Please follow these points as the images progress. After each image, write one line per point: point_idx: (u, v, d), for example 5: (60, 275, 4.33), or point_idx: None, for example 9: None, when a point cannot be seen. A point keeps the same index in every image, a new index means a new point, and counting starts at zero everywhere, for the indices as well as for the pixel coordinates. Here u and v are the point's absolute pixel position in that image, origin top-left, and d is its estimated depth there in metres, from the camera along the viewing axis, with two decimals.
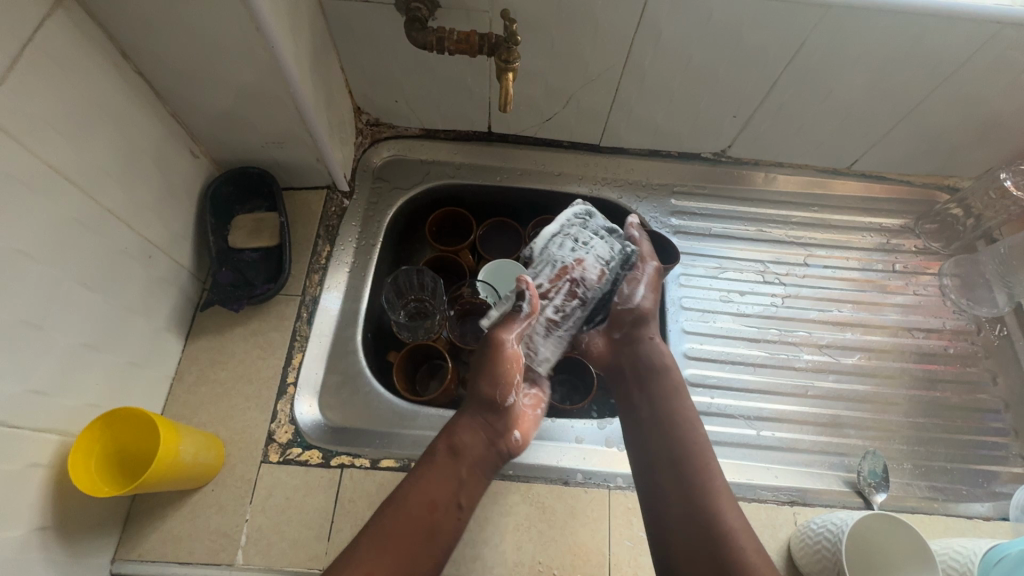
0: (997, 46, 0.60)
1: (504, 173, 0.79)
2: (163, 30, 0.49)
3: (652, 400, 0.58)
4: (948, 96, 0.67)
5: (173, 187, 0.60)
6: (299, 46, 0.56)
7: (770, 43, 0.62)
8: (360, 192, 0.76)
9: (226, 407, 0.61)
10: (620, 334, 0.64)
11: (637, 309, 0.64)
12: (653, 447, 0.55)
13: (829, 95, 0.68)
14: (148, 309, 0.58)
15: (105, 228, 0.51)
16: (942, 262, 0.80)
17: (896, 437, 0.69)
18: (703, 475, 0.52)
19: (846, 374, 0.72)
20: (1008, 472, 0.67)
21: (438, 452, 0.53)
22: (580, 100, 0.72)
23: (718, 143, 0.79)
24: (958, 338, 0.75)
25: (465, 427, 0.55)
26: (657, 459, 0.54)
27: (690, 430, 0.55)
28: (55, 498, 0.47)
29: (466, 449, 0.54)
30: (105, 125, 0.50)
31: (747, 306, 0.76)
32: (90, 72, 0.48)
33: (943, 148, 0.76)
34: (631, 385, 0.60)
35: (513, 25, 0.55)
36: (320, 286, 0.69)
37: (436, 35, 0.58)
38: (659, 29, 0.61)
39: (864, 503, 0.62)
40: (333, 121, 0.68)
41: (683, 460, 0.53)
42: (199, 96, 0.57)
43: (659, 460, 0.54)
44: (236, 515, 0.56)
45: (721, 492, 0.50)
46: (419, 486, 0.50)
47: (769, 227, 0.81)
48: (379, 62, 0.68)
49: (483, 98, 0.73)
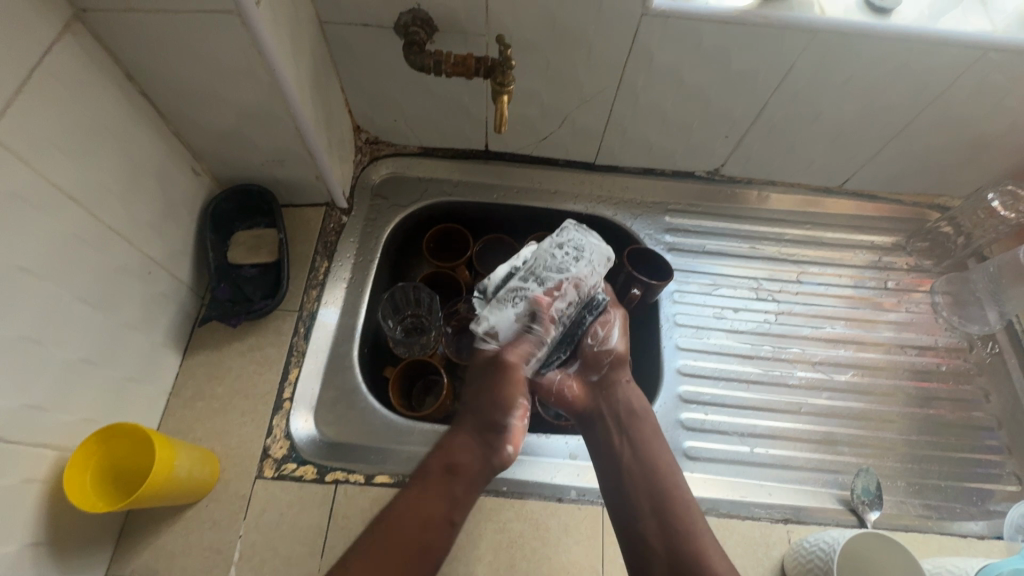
0: (982, 69, 0.61)
1: (500, 190, 0.80)
2: (168, 53, 0.51)
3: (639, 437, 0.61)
4: (935, 117, 0.68)
5: (174, 203, 0.61)
6: (299, 68, 0.58)
7: (760, 65, 0.63)
8: (358, 208, 0.77)
9: (223, 422, 0.61)
10: (598, 376, 0.66)
11: (614, 352, 0.65)
12: (635, 491, 0.57)
13: (819, 116, 0.70)
14: (147, 324, 0.59)
15: (107, 245, 0.52)
16: (934, 280, 0.81)
17: (891, 454, 0.69)
18: (682, 511, 0.56)
19: (840, 391, 0.72)
20: (1003, 490, 0.67)
21: (433, 468, 0.55)
22: (575, 120, 0.73)
23: (712, 162, 0.80)
24: (951, 356, 0.76)
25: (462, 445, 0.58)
26: (641, 502, 0.57)
27: (668, 469, 0.59)
28: (50, 513, 0.47)
29: (463, 466, 0.56)
30: (110, 145, 0.52)
31: (741, 323, 0.76)
32: (96, 93, 0.49)
33: (933, 168, 0.77)
34: (610, 427, 0.62)
35: (508, 50, 0.57)
36: (318, 301, 0.70)
37: (434, 59, 0.59)
38: (651, 52, 0.63)
39: (858, 521, 0.62)
40: (333, 140, 0.70)
41: (664, 506, 0.56)
42: (202, 117, 0.58)
43: (641, 503, 0.57)
44: (230, 531, 0.56)
45: (697, 523, 0.55)
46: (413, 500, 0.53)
47: (763, 244, 0.82)
48: (379, 84, 0.70)
49: (480, 118, 0.74)
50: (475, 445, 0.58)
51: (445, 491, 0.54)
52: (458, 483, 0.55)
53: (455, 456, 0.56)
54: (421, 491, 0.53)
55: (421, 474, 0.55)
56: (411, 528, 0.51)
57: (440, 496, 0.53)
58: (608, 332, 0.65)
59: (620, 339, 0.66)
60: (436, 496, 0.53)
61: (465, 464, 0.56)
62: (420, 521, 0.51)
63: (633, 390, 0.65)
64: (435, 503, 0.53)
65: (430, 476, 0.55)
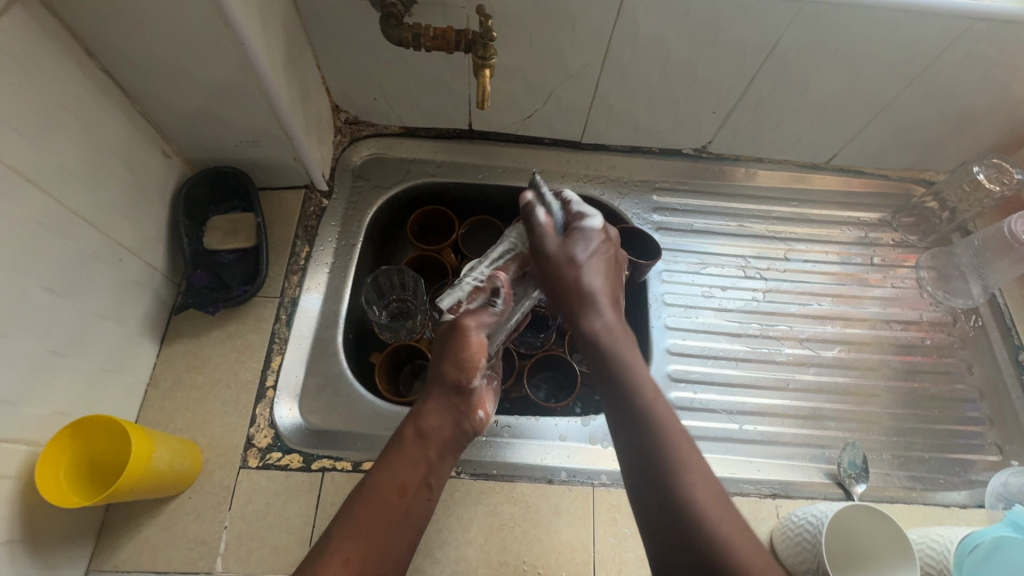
0: (970, 40, 0.60)
1: (485, 170, 0.79)
2: (129, 27, 0.48)
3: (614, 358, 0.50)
4: (920, 91, 0.68)
5: (143, 187, 0.58)
6: (271, 43, 0.55)
7: (747, 38, 0.62)
8: (339, 191, 0.75)
9: (203, 412, 0.60)
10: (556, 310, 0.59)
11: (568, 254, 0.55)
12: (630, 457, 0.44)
13: (806, 90, 0.69)
14: (120, 314, 0.57)
15: (73, 231, 0.50)
16: (919, 255, 0.81)
17: (876, 428, 0.70)
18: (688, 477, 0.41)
19: (827, 367, 0.73)
20: (984, 460, 0.69)
21: (404, 437, 0.51)
22: (560, 96, 0.72)
23: (699, 139, 0.79)
24: (935, 330, 0.76)
25: (433, 412, 0.52)
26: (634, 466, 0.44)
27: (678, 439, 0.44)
28: (23, 510, 0.45)
29: (434, 432, 0.51)
30: (69, 126, 0.49)
31: (729, 301, 0.76)
32: (52, 70, 0.47)
33: (920, 141, 0.77)
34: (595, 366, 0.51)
35: (488, 22, 0.55)
36: (299, 287, 0.68)
37: (412, 32, 0.57)
38: (637, 25, 0.61)
39: (844, 494, 0.63)
40: (310, 120, 0.67)
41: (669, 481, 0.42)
42: (169, 95, 0.56)
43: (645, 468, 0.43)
44: (215, 522, 0.55)
45: (709, 496, 0.40)
46: (392, 471, 0.48)
47: (750, 222, 0.81)
48: (356, 60, 0.67)
49: (463, 96, 0.72)
50: (445, 410, 0.53)
51: (423, 458, 0.50)
52: (426, 449, 0.50)
53: (426, 422, 0.51)
54: (388, 465, 0.49)
55: (392, 445, 0.51)
56: (388, 494, 0.47)
57: (412, 463, 0.49)
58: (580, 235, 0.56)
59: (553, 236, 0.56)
60: (414, 463, 0.49)
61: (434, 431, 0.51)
62: (396, 489, 0.47)
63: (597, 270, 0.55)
64: (409, 471, 0.49)
65: (399, 446, 0.50)
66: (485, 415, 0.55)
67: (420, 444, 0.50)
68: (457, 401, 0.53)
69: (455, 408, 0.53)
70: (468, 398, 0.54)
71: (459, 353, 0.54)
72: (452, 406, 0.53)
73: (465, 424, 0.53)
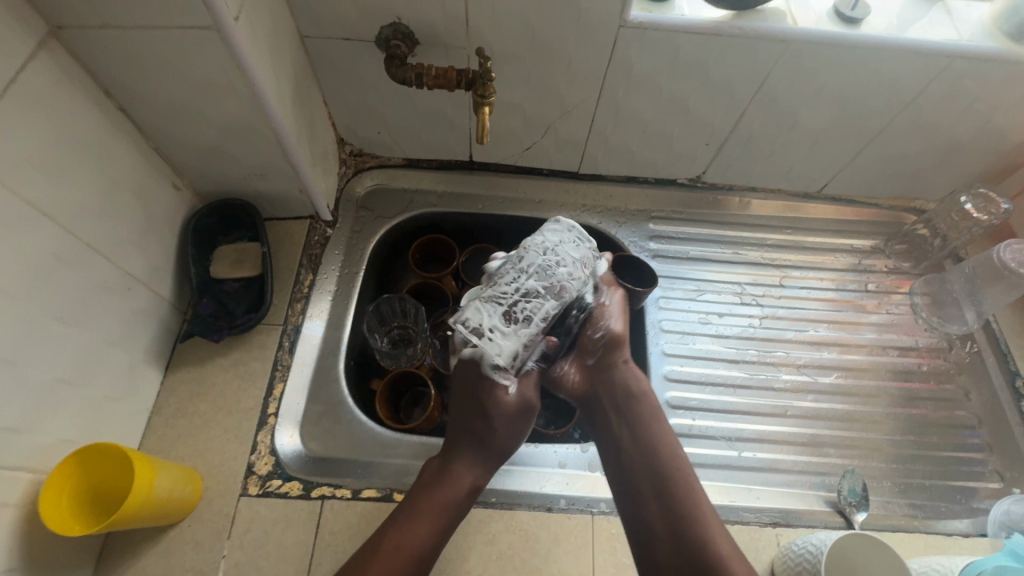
0: (951, 76, 0.63)
1: (486, 200, 0.81)
2: (146, 70, 0.51)
3: (620, 387, 0.60)
4: (906, 124, 0.70)
5: (154, 218, 0.60)
6: (279, 82, 0.58)
7: (736, 76, 0.65)
8: (343, 220, 0.77)
9: (205, 440, 0.60)
10: (594, 359, 0.63)
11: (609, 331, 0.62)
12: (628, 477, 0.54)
13: (795, 123, 0.71)
14: (126, 341, 0.58)
15: (85, 263, 0.52)
16: (913, 282, 0.82)
17: (876, 455, 0.69)
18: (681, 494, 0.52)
19: (825, 394, 0.73)
20: (986, 487, 0.68)
21: (429, 480, 0.53)
22: (558, 130, 0.74)
23: (693, 170, 0.81)
24: (932, 356, 0.77)
25: (458, 460, 0.54)
26: (636, 486, 0.54)
27: (671, 460, 0.54)
28: (23, 538, 0.46)
29: (456, 481, 0.53)
30: (86, 162, 0.51)
31: (726, 327, 0.77)
32: (73, 110, 0.49)
33: (909, 171, 0.79)
34: (608, 412, 0.60)
35: (487, 62, 0.58)
36: (302, 314, 0.69)
37: (415, 71, 0.60)
38: (630, 64, 0.64)
39: (845, 523, 0.63)
40: (316, 153, 0.70)
41: (673, 501, 0.52)
42: (181, 132, 0.58)
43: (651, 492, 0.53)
44: (213, 551, 0.55)
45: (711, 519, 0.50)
46: (405, 524, 0.49)
47: (745, 249, 0.83)
48: (361, 96, 0.70)
49: (463, 129, 0.75)
50: (468, 459, 0.55)
51: (448, 510, 0.51)
52: (450, 496, 0.52)
53: (452, 470, 0.54)
54: (414, 519, 0.50)
55: (418, 486, 0.53)
56: (411, 537, 0.49)
57: (439, 508, 0.51)
58: (603, 314, 0.63)
59: (618, 320, 0.63)
60: (433, 516, 0.50)
61: (456, 484, 0.53)
62: (413, 546, 0.48)
63: (631, 368, 0.62)
64: (435, 516, 0.51)
65: (422, 495, 0.52)
66: (507, 458, 0.57)
67: (442, 496, 0.52)
68: (481, 449, 0.55)
69: (477, 455, 0.55)
70: (490, 444, 0.56)
71: (483, 397, 0.56)
72: (475, 454, 0.55)
73: (487, 470, 0.55)
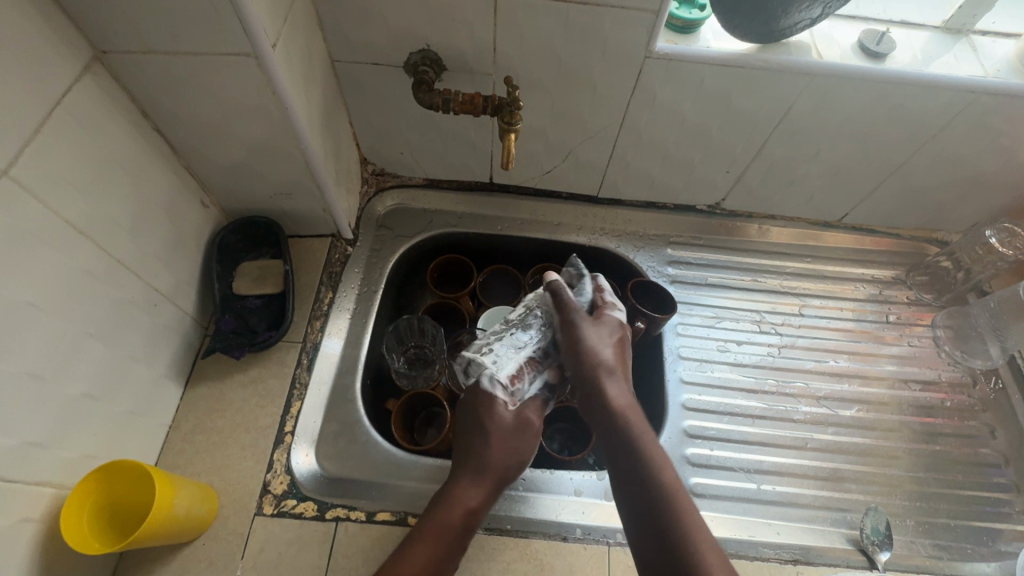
0: (975, 112, 0.63)
1: (505, 222, 0.81)
2: (184, 92, 0.52)
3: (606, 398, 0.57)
4: (929, 157, 0.70)
5: (182, 234, 0.61)
6: (310, 105, 0.59)
7: (759, 107, 0.65)
8: (363, 239, 0.78)
9: (222, 457, 0.60)
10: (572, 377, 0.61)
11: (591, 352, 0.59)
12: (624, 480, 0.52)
13: (817, 153, 0.71)
14: (150, 356, 0.58)
15: (116, 278, 0.53)
16: (935, 314, 0.81)
17: (898, 492, 0.68)
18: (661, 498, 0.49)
19: (845, 427, 0.72)
20: (1013, 529, 0.66)
21: (438, 509, 0.52)
22: (579, 154, 0.75)
23: (712, 196, 0.81)
24: (954, 391, 0.76)
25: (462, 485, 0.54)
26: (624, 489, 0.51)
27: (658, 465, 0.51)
28: (43, 553, 0.46)
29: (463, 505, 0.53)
30: (121, 181, 0.52)
31: (744, 356, 0.76)
32: (112, 130, 0.50)
33: (931, 203, 0.78)
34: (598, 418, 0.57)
35: (514, 91, 0.59)
36: (321, 332, 0.69)
37: (442, 97, 0.61)
38: (654, 92, 0.64)
39: (867, 562, 0.61)
40: (341, 173, 0.71)
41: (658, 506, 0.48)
42: (212, 151, 0.59)
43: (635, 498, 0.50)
44: (227, 570, 0.54)
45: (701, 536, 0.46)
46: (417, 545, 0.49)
47: (764, 277, 0.82)
48: (386, 118, 0.71)
49: (485, 152, 0.76)
50: (473, 485, 0.54)
51: (454, 532, 0.51)
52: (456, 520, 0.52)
53: (457, 494, 0.53)
54: (421, 541, 0.50)
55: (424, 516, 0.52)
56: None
57: (443, 538, 0.51)
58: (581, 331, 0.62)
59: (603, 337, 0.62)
60: (442, 536, 0.51)
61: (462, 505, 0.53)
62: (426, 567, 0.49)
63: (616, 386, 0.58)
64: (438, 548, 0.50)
65: (433, 517, 0.52)
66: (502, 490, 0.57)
67: (451, 515, 0.52)
68: (484, 475, 0.55)
69: (481, 481, 0.55)
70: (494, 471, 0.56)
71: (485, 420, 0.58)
72: (480, 481, 0.55)
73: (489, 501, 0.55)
